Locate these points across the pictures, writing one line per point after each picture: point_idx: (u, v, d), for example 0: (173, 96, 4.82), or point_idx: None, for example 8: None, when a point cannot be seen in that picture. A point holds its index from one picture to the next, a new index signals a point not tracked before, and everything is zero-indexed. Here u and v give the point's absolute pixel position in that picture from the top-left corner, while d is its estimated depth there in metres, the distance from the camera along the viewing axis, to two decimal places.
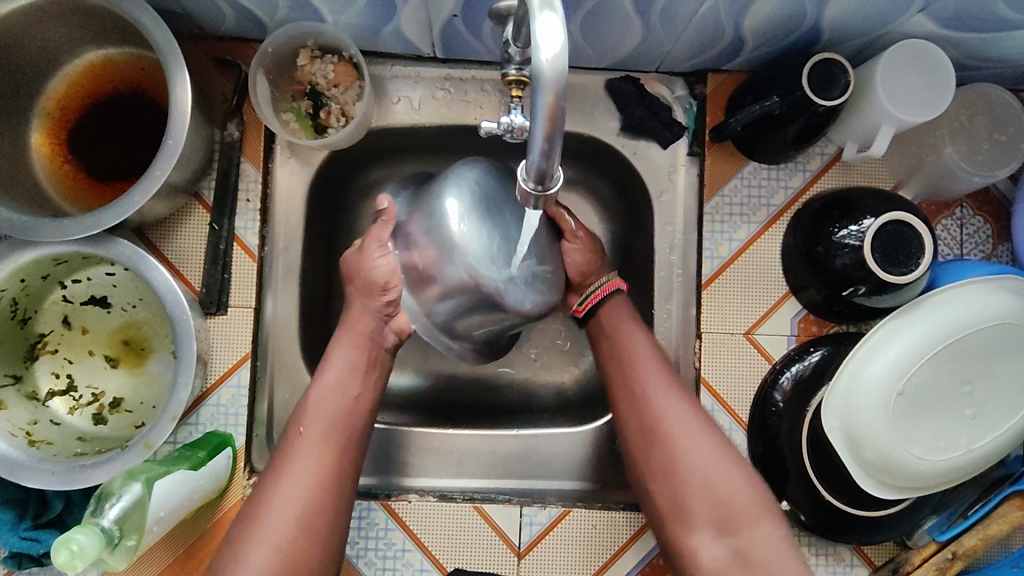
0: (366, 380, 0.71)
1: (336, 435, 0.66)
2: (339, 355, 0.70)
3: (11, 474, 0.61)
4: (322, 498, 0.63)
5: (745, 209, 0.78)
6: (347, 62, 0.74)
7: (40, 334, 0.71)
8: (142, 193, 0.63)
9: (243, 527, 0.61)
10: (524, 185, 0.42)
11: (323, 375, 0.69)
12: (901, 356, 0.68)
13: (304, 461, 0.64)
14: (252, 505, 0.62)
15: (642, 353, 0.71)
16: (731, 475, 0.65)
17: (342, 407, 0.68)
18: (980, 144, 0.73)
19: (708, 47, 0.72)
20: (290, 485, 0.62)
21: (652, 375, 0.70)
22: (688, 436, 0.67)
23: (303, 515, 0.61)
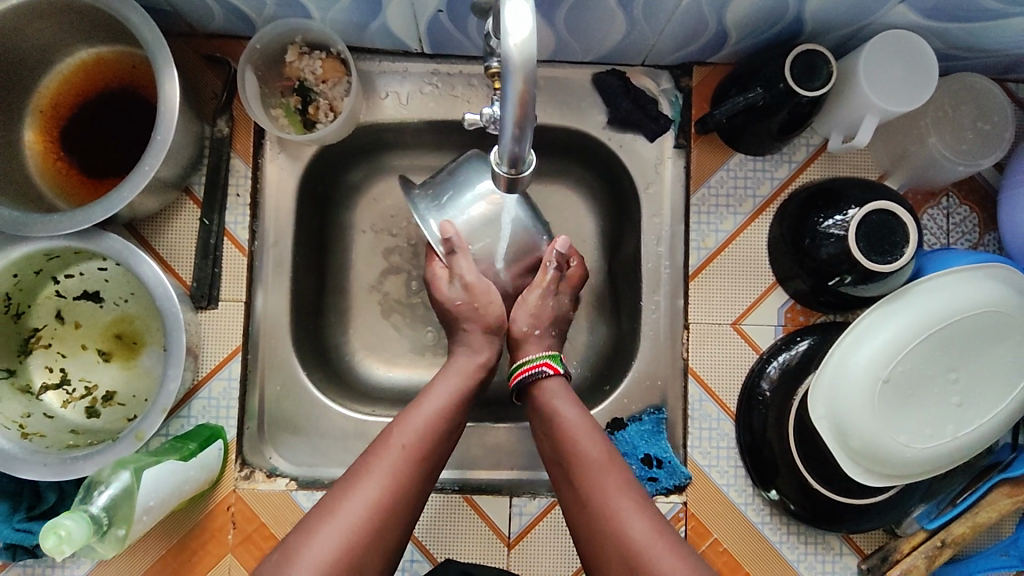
0: (462, 403, 0.68)
1: (425, 458, 0.62)
2: (450, 375, 0.69)
3: (4, 465, 0.62)
4: (394, 503, 0.59)
5: (731, 200, 0.79)
6: (335, 58, 0.75)
7: (33, 329, 0.72)
8: (131, 188, 0.64)
9: (312, 525, 0.57)
10: (498, 170, 0.42)
11: (435, 389, 0.67)
12: (886, 345, 0.68)
13: (390, 469, 0.60)
14: (328, 501, 0.59)
15: (582, 435, 0.64)
16: (623, 513, 0.58)
17: (440, 422, 0.65)
18: (965, 133, 0.73)
19: (692, 40, 0.73)
20: (366, 489, 0.59)
21: (596, 464, 0.62)
22: (649, 540, 0.56)
23: (360, 529, 0.57)
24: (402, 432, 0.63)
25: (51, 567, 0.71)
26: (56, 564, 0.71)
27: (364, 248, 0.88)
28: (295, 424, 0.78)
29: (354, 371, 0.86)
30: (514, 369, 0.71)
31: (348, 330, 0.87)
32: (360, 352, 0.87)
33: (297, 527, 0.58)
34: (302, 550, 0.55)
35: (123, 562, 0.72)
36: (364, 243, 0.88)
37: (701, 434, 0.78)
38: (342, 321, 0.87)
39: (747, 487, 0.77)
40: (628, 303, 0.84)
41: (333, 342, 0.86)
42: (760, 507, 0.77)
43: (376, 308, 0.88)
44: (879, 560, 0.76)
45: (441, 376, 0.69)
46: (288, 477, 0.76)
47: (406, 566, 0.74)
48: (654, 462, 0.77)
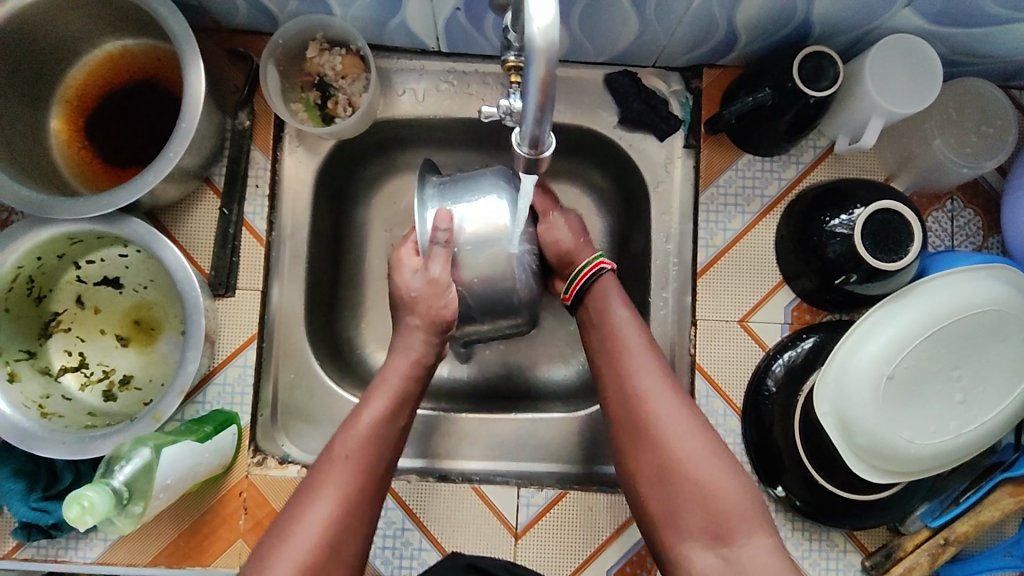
0: (402, 403, 0.67)
1: (366, 467, 0.61)
2: (383, 380, 0.67)
3: (25, 443, 0.63)
4: (346, 519, 0.59)
5: (740, 199, 0.80)
6: (355, 54, 0.77)
7: (54, 313, 0.73)
8: (156, 174, 0.66)
9: (270, 547, 0.57)
10: (519, 151, 0.44)
11: (372, 396, 0.66)
12: (890, 342, 0.69)
13: (335, 487, 0.59)
14: (282, 520, 0.59)
15: (627, 324, 0.69)
16: (670, 414, 0.63)
17: (380, 429, 0.64)
18: (969, 136, 0.74)
19: (703, 42, 0.75)
20: (313, 512, 0.58)
21: (641, 356, 0.67)
22: (681, 431, 0.62)
23: (315, 554, 0.57)
24: (344, 444, 0.62)
25: (63, 549, 0.72)
26: (69, 546, 0.72)
27: (378, 242, 0.90)
28: (307, 412, 0.80)
29: (365, 362, 0.87)
30: (574, 275, 0.73)
31: (359, 322, 0.89)
32: (371, 345, 0.88)
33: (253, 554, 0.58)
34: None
35: (136, 545, 0.73)
36: (378, 238, 0.90)
37: None
38: (354, 313, 0.88)
39: (753, 483, 0.78)
40: (637, 300, 0.86)
41: (345, 334, 0.87)
42: (766, 503, 0.78)
43: (388, 302, 0.89)
44: (883, 557, 0.76)
45: (382, 377, 0.68)
46: (300, 464, 0.77)
47: (414, 554, 0.75)
48: None
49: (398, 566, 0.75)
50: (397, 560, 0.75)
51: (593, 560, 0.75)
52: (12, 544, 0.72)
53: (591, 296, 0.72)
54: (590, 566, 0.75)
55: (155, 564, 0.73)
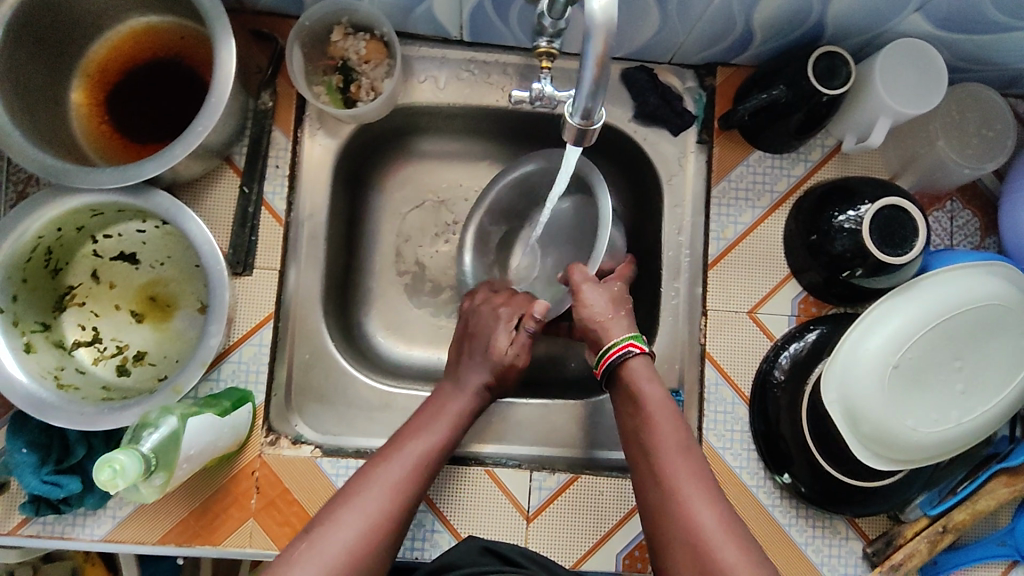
0: (452, 435, 0.70)
1: (428, 465, 0.67)
2: (436, 414, 0.71)
3: (40, 413, 0.63)
4: (386, 527, 0.61)
5: (750, 194, 0.82)
6: (378, 40, 0.78)
7: (69, 286, 0.73)
8: (183, 148, 0.66)
9: (312, 532, 0.59)
10: (571, 121, 0.46)
11: (427, 425, 0.70)
12: (895, 334, 0.72)
13: (406, 465, 0.65)
14: (326, 511, 0.61)
15: (660, 411, 0.64)
16: (696, 501, 0.59)
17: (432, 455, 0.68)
18: (970, 139, 0.78)
19: (719, 41, 0.77)
20: (384, 483, 0.63)
21: (680, 450, 0.62)
22: (719, 535, 0.57)
23: (378, 522, 0.60)
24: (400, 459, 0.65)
25: (70, 526, 0.71)
26: (76, 522, 0.71)
27: (392, 228, 0.91)
28: (322, 393, 0.80)
29: (377, 346, 0.88)
30: (603, 351, 0.70)
31: (372, 307, 0.89)
32: (384, 330, 0.89)
33: (317, 515, 0.61)
34: (323, 536, 0.58)
35: (145, 523, 0.72)
36: (392, 224, 0.91)
37: (716, 417, 0.81)
38: (367, 298, 0.89)
39: (759, 470, 0.80)
40: (648, 290, 0.88)
41: (358, 318, 0.88)
42: (771, 490, 0.80)
43: (401, 288, 0.90)
44: (883, 544, 0.78)
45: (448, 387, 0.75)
46: (313, 445, 0.77)
47: (427, 536, 0.75)
48: None
49: (410, 548, 0.75)
50: (409, 542, 0.75)
51: (604, 542, 0.76)
52: (17, 520, 0.71)
53: (628, 373, 0.68)
54: (601, 549, 0.76)
55: (164, 543, 0.72)
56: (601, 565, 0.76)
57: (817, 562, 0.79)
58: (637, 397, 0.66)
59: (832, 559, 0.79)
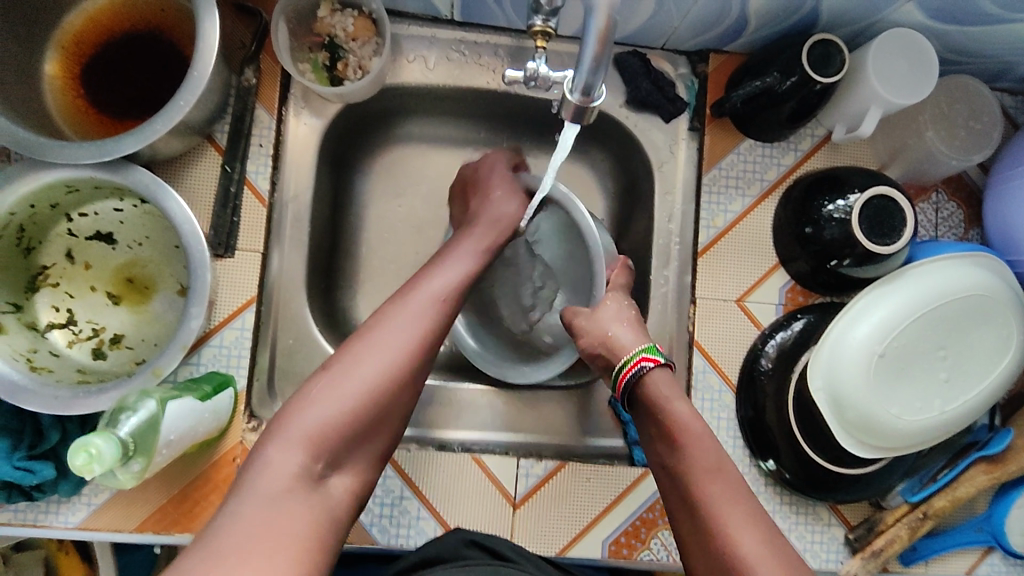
0: (457, 292, 0.67)
1: (439, 312, 0.64)
2: (444, 270, 0.68)
3: (12, 397, 0.60)
4: (392, 384, 0.60)
5: (741, 182, 0.82)
6: (367, 18, 0.76)
7: (42, 266, 0.70)
8: (164, 123, 0.63)
9: (320, 382, 0.58)
10: (571, 97, 0.45)
11: (435, 277, 0.67)
12: (882, 322, 0.72)
13: (407, 319, 0.62)
14: (336, 361, 0.60)
15: (687, 429, 0.63)
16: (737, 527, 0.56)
17: (434, 309, 0.64)
18: (958, 130, 0.78)
19: (713, 26, 0.77)
20: (383, 343, 0.60)
21: (713, 472, 0.60)
22: (763, 562, 0.54)
23: (380, 387, 0.59)
24: (406, 312, 0.63)
25: (42, 513, 0.69)
26: (49, 510, 0.69)
27: (378, 212, 0.89)
28: (305, 378, 0.79)
29: None
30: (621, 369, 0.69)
31: (358, 292, 0.88)
32: (369, 315, 0.87)
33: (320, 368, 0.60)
34: (311, 399, 0.57)
35: (122, 510, 0.70)
36: (378, 207, 0.89)
37: (704, 406, 0.81)
38: (352, 282, 0.88)
39: (745, 457, 0.81)
40: (638, 278, 0.87)
41: (343, 303, 0.86)
42: (756, 478, 0.80)
43: (386, 273, 0.89)
44: (865, 530, 0.79)
45: (459, 241, 0.72)
46: None
47: (412, 523, 0.74)
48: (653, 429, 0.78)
49: (395, 535, 0.74)
50: (394, 529, 0.74)
51: (591, 529, 0.76)
52: None
53: (647, 390, 0.66)
54: (588, 536, 0.76)
55: (141, 531, 0.70)
56: (586, 553, 0.76)
57: (799, 548, 0.80)
58: (664, 418, 0.64)
59: (814, 546, 0.80)
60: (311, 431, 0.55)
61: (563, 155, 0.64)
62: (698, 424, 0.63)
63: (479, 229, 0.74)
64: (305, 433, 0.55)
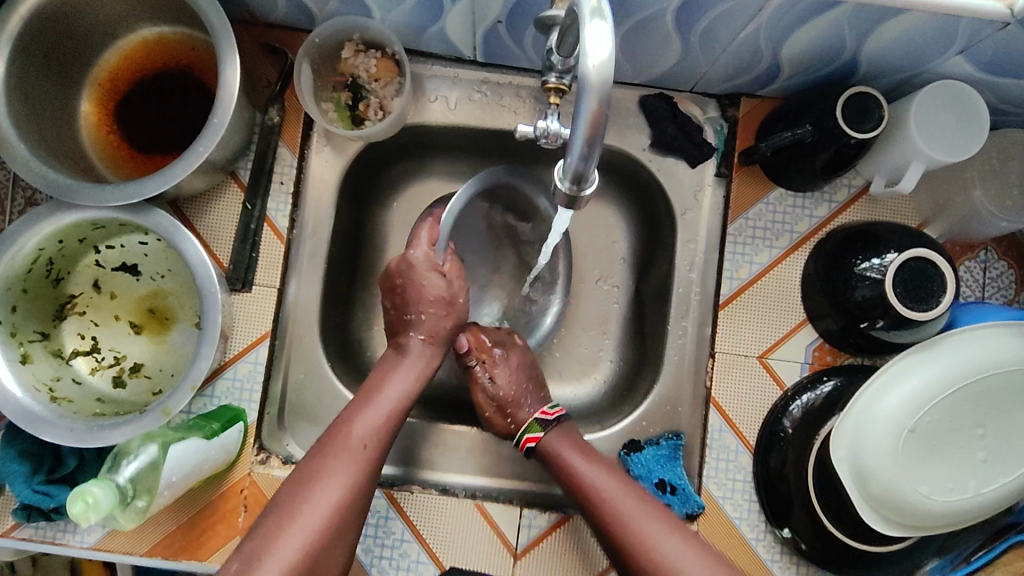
0: (386, 434, 0.67)
1: (366, 465, 0.64)
2: (368, 414, 0.67)
3: (31, 427, 0.63)
4: (325, 544, 0.60)
5: (768, 233, 0.78)
6: (389, 59, 0.76)
7: (70, 295, 0.73)
8: (184, 167, 0.65)
9: (255, 552, 0.57)
10: (561, 183, 0.43)
11: (360, 420, 0.66)
12: (916, 392, 0.68)
13: (338, 471, 0.62)
14: (267, 527, 0.59)
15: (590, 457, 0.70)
16: (641, 519, 0.65)
17: (361, 460, 0.64)
18: (1011, 189, 0.72)
19: (744, 72, 0.73)
20: (316, 503, 0.60)
21: (623, 486, 0.68)
22: (660, 535, 0.64)
23: (311, 554, 0.59)
24: (331, 466, 0.63)
25: (62, 531, 0.73)
26: (68, 529, 0.73)
27: (396, 246, 0.89)
28: (315, 413, 0.78)
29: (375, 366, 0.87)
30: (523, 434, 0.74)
31: (373, 325, 0.88)
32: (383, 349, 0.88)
33: (248, 540, 0.59)
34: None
35: (134, 534, 0.73)
36: (397, 241, 0.89)
37: (717, 465, 0.78)
38: (368, 315, 0.88)
39: (760, 522, 0.77)
40: (656, 326, 0.84)
41: (358, 336, 0.87)
42: (772, 545, 0.77)
43: None
44: None
45: (384, 376, 0.71)
46: None
47: (411, 567, 0.74)
48: (668, 488, 0.76)
49: None
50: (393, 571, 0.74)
51: None
52: (10, 523, 0.72)
53: (544, 447, 0.72)
54: None
55: (151, 555, 0.73)
56: None
57: None
58: (563, 463, 0.70)
59: None
60: None
61: (568, 216, 0.62)
62: (569, 442, 0.72)
63: (408, 360, 0.73)
64: None
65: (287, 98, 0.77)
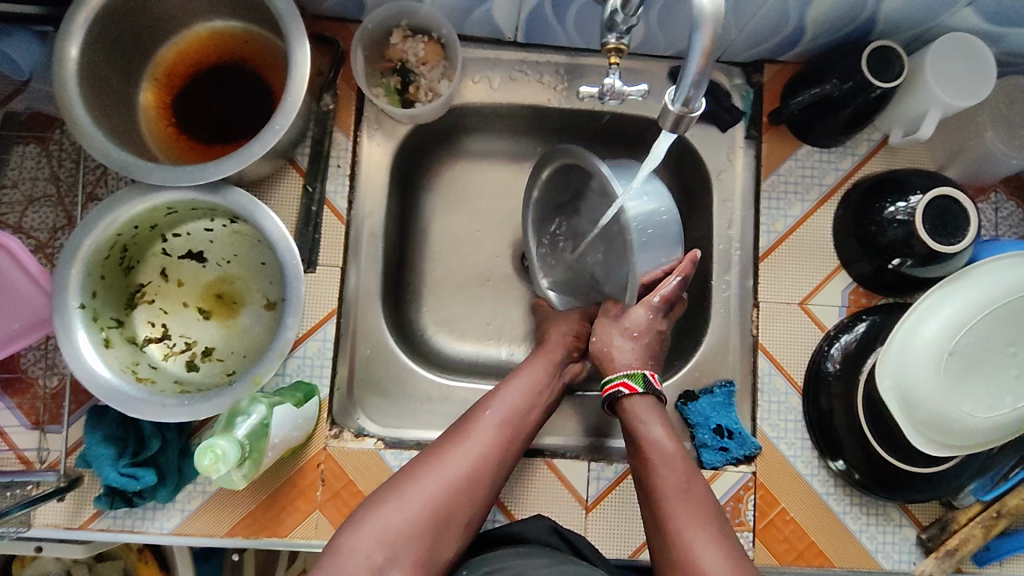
0: (529, 406, 0.71)
1: (501, 433, 0.68)
2: (520, 382, 0.72)
3: (121, 406, 0.64)
4: (463, 492, 0.63)
5: (799, 187, 0.84)
6: (436, 42, 0.80)
7: (140, 284, 0.74)
8: (261, 146, 0.67)
9: (386, 493, 0.62)
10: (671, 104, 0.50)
11: (503, 392, 0.71)
12: (949, 318, 0.72)
13: (484, 431, 0.67)
14: (406, 471, 0.64)
15: (668, 463, 0.67)
16: (664, 463, 0.67)
17: (507, 423, 0.69)
18: (1018, 130, 0.79)
19: (768, 39, 0.79)
20: (455, 454, 0.65)
21: (681, 494, 0.65)
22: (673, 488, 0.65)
23: (444, 497, 0.62)
24: (483, 425, 0.68)
25: (139, 520, 0.73)
26: (146, 516, 0.73)
27: (441, 227, 0.93)
28: (383, 388, 0.81)
29: (429, 343, 0.89)
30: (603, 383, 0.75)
31: (425, 304, 0.91)
32: (434, 326, 0.90)
33: (385, 481, 0.64)
34: (381, 506, 0.61)
35: (213, 517, 0.73)
36: (441, 222, 0.93)
37: (770, 407, 0.83)
38: (419, 294, 0.91)
39: (813, 458, 0.82)
40: (698, 284, 0.89)
41: (410, 315, 0.89)
42: (825, 478, 0.82)
43: (451, 285, 0.92)
44: (938, 530, 0.80)
45: (530, 359, 0.76)
46: (375, 437, 0.78)
47: (488, 526, 0.77)
48: (725, 433, 0.82)
49: None
50: None
51: None
52: (90, 514, 0.72)
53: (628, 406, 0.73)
54: None
55: (232, 535, 0.73)
56: None
57: (872, 548, 0.81)
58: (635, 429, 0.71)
59: (886, 546, 0.81)
60: (379, 536, 0.59)
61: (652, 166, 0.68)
62: (642, 400, 0.73)
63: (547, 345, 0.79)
64: (377, 537, 0.58)
65: (338, 81, 0.80)
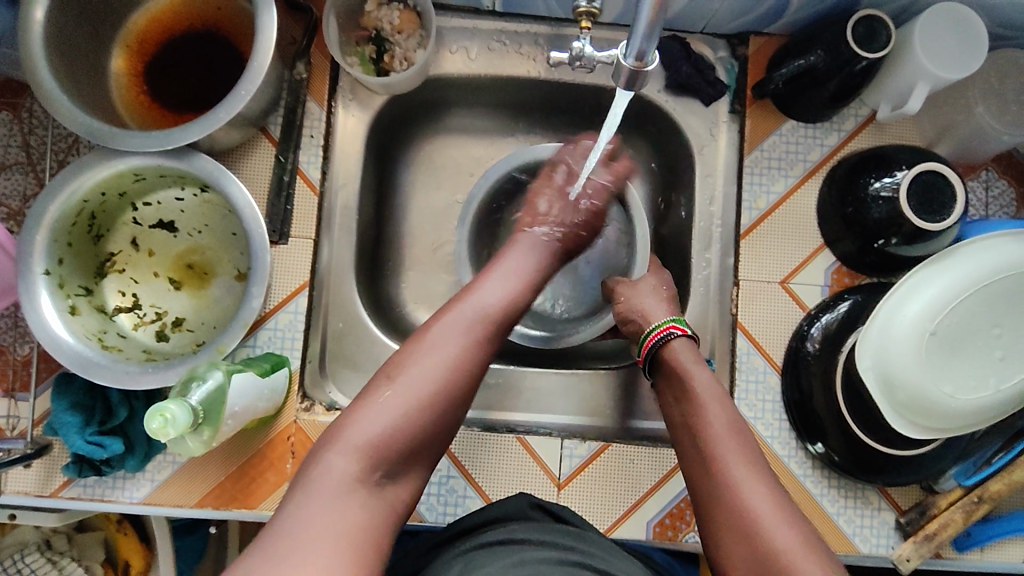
0: (508, 307, 0.65)
1: (482, 329, 0.62)
2: (498, 282, 0.67)
3: (86, 372, 0.64)
4: (453, 388, 0.59)
5: (783, 163, 0.82)
6: (412, 10, 0.78)
7: (110, 253, 0.74)
8: (226, 111, 0.66)
9: (374, 391, 0.58)
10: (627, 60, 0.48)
11: (489, 283, 0.66)
12: (934, 299, 0.69)
13: (461, 327, 0.61)
14: (391, 365, 0.59)
15: (716, 401, 0.63)
16: (710, 404, 0.64)
17: (491, 317, 0.63)
18: (1009, 106, 0.77)
19: (752, 9, 0.77)
20: (445, 345, 0.60)
21: (727, 432, 0.61)
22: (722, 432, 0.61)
23: (436, 392, 0.58)
24: (462, 318, 0.62)
25: (109, 489, 0.73)
26: (115, 486, 0.73)
27: (420, 201, 0.91)
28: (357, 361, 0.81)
29: (406, 318, 0.88)
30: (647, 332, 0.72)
31: (402, 278, 0.90)
32: (411, 301, 0.89)
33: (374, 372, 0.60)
34: (369, 405, 0.56)
35: (181, 488, 0.73)
36: (420, 196, 0.91)
37: (748, 386, 0.81)
38: (397, 269, 0.90)
39: (792, 440, 0.81)
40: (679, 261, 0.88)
41: (387, 289, 0.89)
42: (804, 460, 0.81)
43: (430, 260, 0.90)
44: (917, 514, 0.79)
45: (516, 246, 0.72)
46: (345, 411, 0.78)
47: (459, 501, 0.76)
48: None
49: (444, 512, 0.76)
50: (441, 507, 0.76)
51: (634, 512, 0.76)
52: (59, 482, 0.72)
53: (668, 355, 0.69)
54: (631, 518, 0.76)
55: (201, 506, 0.73)
56: (631, 534, 0.76)
57: (850, 532, 0.80)
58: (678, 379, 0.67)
59: (864, 530, 0.80)
60: (364, 444, 0.54)
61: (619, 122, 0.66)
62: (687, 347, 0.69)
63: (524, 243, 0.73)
64: (365, 441, 0.54)
65: (310, 48, 0.79)
